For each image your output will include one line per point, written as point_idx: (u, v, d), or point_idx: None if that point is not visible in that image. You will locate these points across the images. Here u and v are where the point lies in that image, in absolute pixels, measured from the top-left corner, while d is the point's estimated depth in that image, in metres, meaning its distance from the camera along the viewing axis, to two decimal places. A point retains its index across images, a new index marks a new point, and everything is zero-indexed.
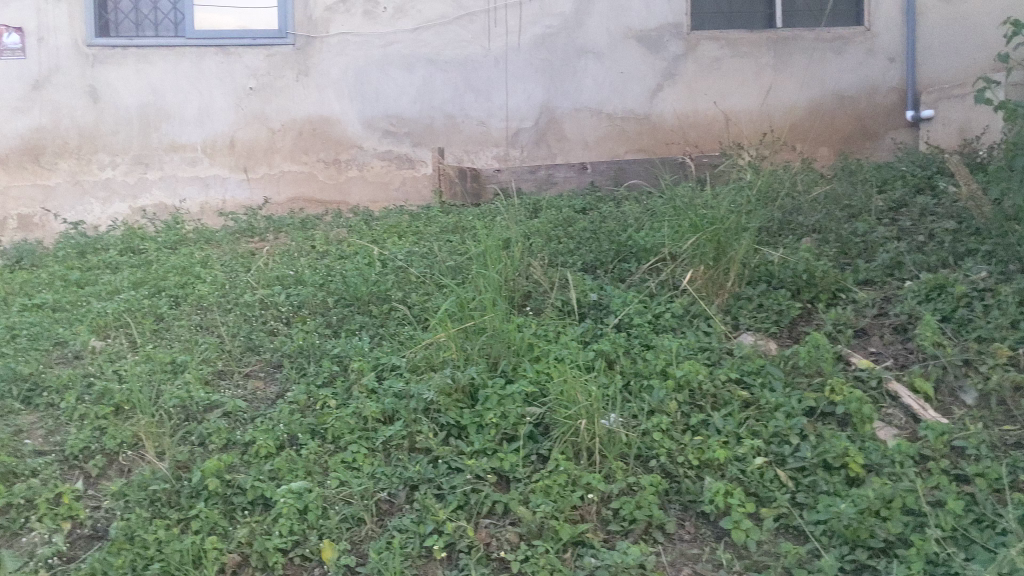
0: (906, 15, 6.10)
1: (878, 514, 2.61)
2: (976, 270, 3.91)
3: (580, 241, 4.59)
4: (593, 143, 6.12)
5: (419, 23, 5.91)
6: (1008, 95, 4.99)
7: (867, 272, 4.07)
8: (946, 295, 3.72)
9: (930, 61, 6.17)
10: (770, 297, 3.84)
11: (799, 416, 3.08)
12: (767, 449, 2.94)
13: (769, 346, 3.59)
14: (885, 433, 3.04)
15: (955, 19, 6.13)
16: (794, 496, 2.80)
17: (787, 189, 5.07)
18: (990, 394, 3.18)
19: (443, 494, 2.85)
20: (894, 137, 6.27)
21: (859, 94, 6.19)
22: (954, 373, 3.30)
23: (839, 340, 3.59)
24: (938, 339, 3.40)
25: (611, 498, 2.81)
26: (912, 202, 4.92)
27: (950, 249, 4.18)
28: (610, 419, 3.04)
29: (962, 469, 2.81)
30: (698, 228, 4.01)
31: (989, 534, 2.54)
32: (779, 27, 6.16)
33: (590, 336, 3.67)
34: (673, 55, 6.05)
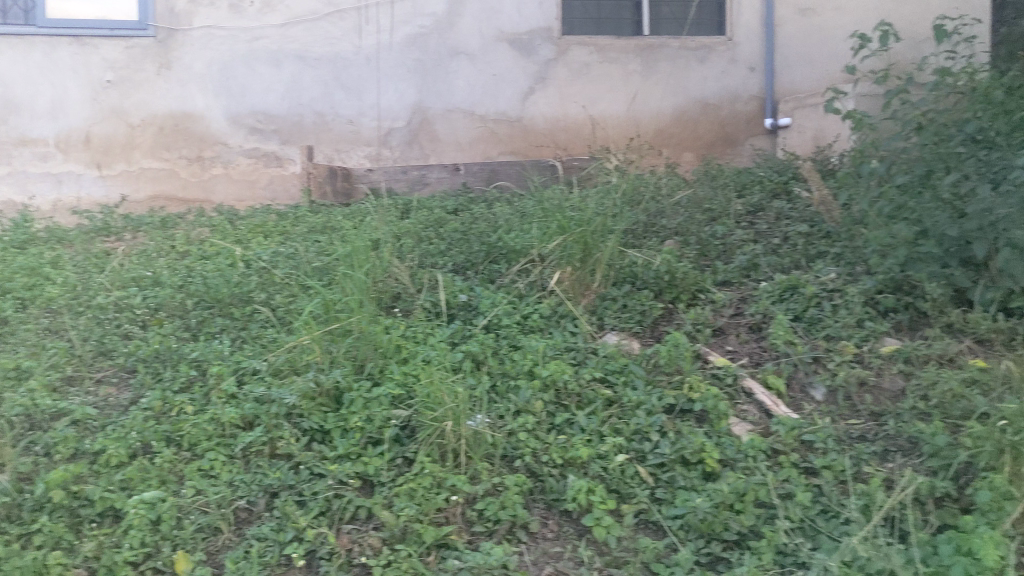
0: (764, 26, 6.35)
1: (732, 508, 2.71)
2: (826, 271, 4.10)
3: (450, 241, 4.59)
4: (466, 145, 6.11)
5: (288, 18, 5.78)
6: (859, 105, 5.20)
7: (725, 272, 4.23)
8: (798, 295, 3.90)
9: (787, 72, 6.43)
10: (634, 298, 3.93)
11: (659, 413, 3.15)
12: (628, 447, 3.00)
13: (632, 345, 3.69)
14: (740, 429, 3.15)
15: (810, 32, 6.41)
16: (653, 492, 2.86)
17: (652, 193, 5.20)
18: (837, 389, 3.34)
19: (305, 501, 2.79)
20: (754, 144, 6.50)
21: (722, 101, 6.39)
22: (804, 370, 3.46)
23: (698, 339, 3.70)
24: (790, 338, 3.57)
25: (475, 500, 2.80)
26: (769, 206, 5.12)
27: (803, 252, 4.38)
28: (476, 420, 3.02)
29: (810, 462, 2.93)
30: (564, 230, 4.07)
31: (835, 523, 2.65)
32: (646, 34, 6.30)
33: (458, 337, 3.66)
34: (544, 59, 6.11)
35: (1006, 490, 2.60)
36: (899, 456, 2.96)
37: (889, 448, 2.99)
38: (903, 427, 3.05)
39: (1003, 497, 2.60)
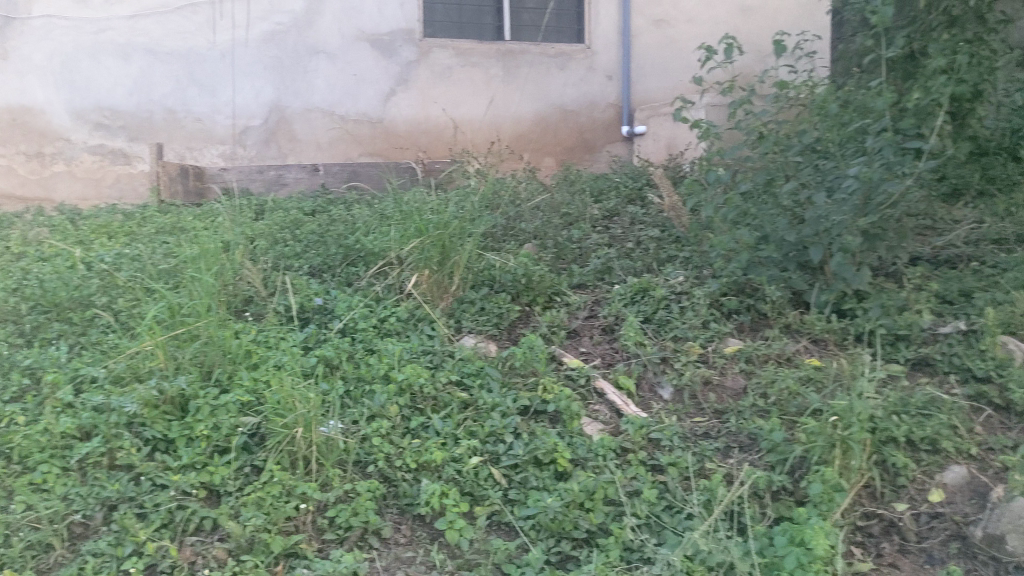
0: (622, 36, 6.50)
1: (582, 506, 2.77)
2: (675, 275, 4.25)
3: (306, 244, 4.50)
4: (325, 145, 6.01)
5: (136, 10, 5.54)
6: (708, 115, 5.43)
7: (580, 276, 4.32)
8: (648, 298, 4.01)
9: (642, 81, 6.62)
10: (490, 301, 3.96)
11: (514, 415, 3.18)
12: (482, 449, 3.01)
13: (489, 348, 3.68)
14: (591, 428, 3.21)
15: (665, 43, 6.60)
16: (506, 493, 2.88)
17: (511, 197, 5.25)
18: (683, 388, 3.46)
19: (146, 513, 2.67)
20: (610, 150, 6.67)
21: (581, 108, 6.52)
22: (653, 370, 3.57)
23: (553, 341, 3.76)
24: (640, 339, 3.67)
25: (326, 507, 2.76)
26: (624, 211, 5.26)
27: (655, 256, 4.53)
28: (329, 426, 2.97)
29: (657, 459, 3.02)
30: (421, 232, 4.02)
31: (679, 518, 2.75)
32: (507, 40, 6.38)
33: (313, 341, 3.58)
34: (405, 60, 6.07)
35: (836, 482, 2.75)
36: (739, 452, 3.09)
37: (730, 444, 3.12)
38: (743, 423, 3.19)
39: (833, 488, 2.75)
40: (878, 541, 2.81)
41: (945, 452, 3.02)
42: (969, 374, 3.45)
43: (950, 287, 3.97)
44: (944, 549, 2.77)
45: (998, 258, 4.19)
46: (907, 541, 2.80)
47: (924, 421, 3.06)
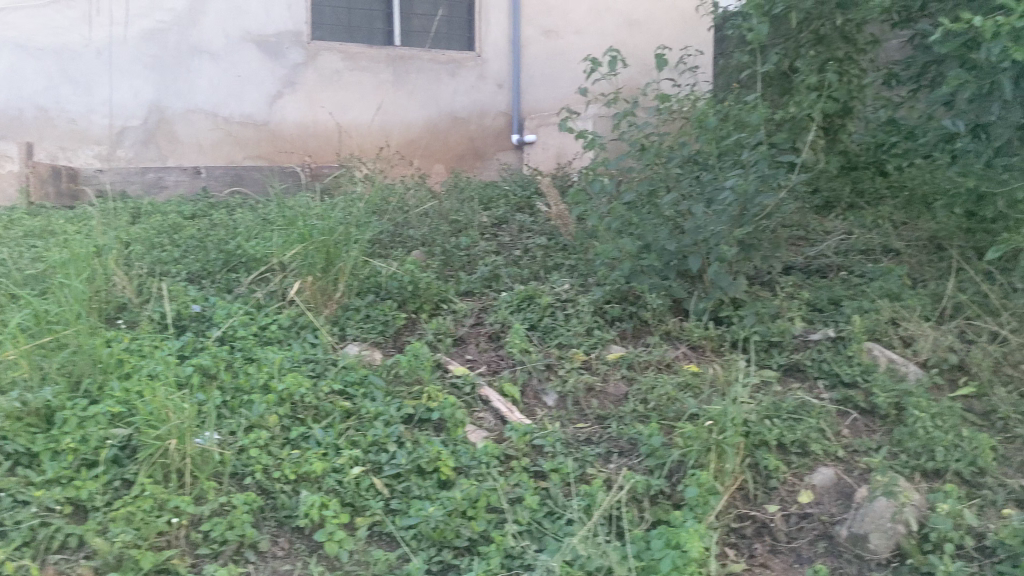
0: (512, 46, 6.54)
1: (464, 514, 2.76)
2: (561, 282, 4.29)
3: (185, 249, 4.37)
4: (207, 147, 5.86)
5: (3, 3, 5.25)
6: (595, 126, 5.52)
7: (467, 283, 4.33)
8: (534, 305, 4.05)
9: (532, 91, 6.66)
10: (376, 308, 3.92)
11: (397, 423, 3.15)
12: (364, 458, 2.98)
13: (373, 355, 3.64)
14: (475, 436, 3.20)
15: (554, 53, 6.65)
16: (387, 503, 2.86)
17: (398, 203, 5.22)
18: (567, 395, 3.49)
19: (5, 531, 2.54)
20: (500, 159, 6.70)
21: (471, 116, 6.53)
22: (537, 377, 3.59)
23: (439, 348, 3.75)
24: (525, 346, 3.69)
25: (201, 521, 2.69)
26: (512, 219, 5.29)
27: (542, 264, 4.57)
28: (204, 437, 2.88)
29: (539, 466, 3.05)
30: (306, 239, 3.96)
31: (559, 524, 2.77)
32: (397, 45, 6.32)
33: (189, 349, 3.47)
34: (292, 63, 5.97)
35: (711, 486, 2.83)
36: (619, 457, 3.14)
37: (611, 449, 3.17)
38: (624, 428, 3.24)
39: (708, 491, 2.82)
40: (751, 542, 2.90)
41: (813, 454, 3.15)
42: (837, 380, 3.60)
43: (820, 295, 4.14)
44: (812, 549, 2.87)
45: (865, 268, 4.39)
46: (777, 542, 2.90)
47: (795, 425, 3.21)
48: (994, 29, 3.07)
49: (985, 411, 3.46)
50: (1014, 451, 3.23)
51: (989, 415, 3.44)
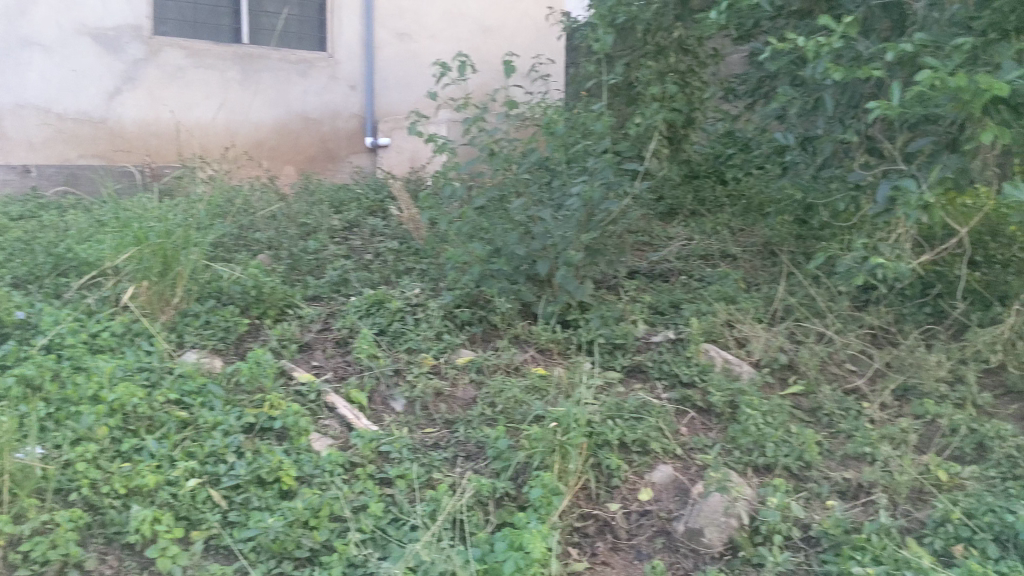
0: (365, 48, 6.40)
1: (306, 524, 2.70)
2: (411, 286, 4.26)
3: (10, 252, 4.11)
4: (39, 145, 5.51)
5: None
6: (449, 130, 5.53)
7: (315, 288, 4.25)
8: (383, 310, 4.00)
9: (387, 93, 6.57)
10: (217, 314, 3.80)
11: (237, 433, 3.05)
12: (201, 471, 2.87)
13: (213, 363, 3.52)
14: (320, 444, 3.13)
15: (407, 56, 6.54)
16: (225, 515, 2.77)
17: (243, 207, 5.07)
18: (415, 400, 3.47)
19: None
20: (354, 161, 6.61)
21: (323, 117, 6.41)
22: (385, 383, 3.56)
23: (283, 356, 3.65)
24: (373, 351, 3.64)
25: (21, 541, 2.53)
26: (363, 223, 5.23)
27: (392, 268, 4.53)
28: (24, 453, 2.70)
29: (384, 472, 3.01)
30: (141, 241, 3.75)
31: (403, 531, 2.74)
32: (245, 43, 6.13)
33: (11, 359, 3.26)
34: (133, 58, 5.68)
35: (554, 486, 2.86)
36: (466, 461, 3.14)
37: (458, 453, 3.17)
38: (471, 432, 3.25)
39: (552, 492, 2.86)
40: (593, 540, 2.95)
41: (654, 452, 3.25)
42: (677, 380, 3.72)
43: (662, 298, 4.28)
44: (651, 545, 2.95)
45: (705, 273, 4.56)
46: (619, 539, 2.97)
47: (636, 425, 3.30)
48: (817, 48, 3.24)
49: (812, 407, 3.65)
50: (838, 445, 3.42)
51: (815, 412, 3.63)
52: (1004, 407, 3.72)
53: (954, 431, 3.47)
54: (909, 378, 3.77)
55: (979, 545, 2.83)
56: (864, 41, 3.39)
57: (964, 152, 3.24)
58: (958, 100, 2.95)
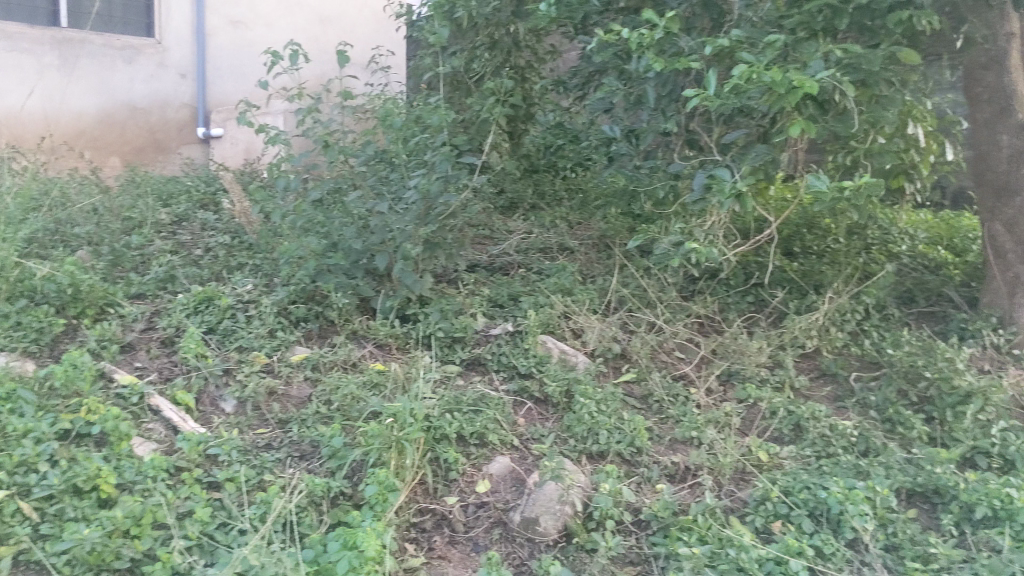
0: (196, 35, 6.03)
1: (127, 533, 2.57)
2: (242, 282, 4.11)
3: None
4: None
5: None
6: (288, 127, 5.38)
7: (139, 285, 4.05)
8: (213, 308, 3.84)
9: (220, 83, 6.21)
10: (29, 314, 3.55)
11: (50, 441, 2.85)
12: (10, 482, 2.66)
13: (25, 366, 3.31)
14: (143, 449, 2.99)
15: (242, 45, 6.20)
16: (37, 528, 2.60)
17: (59, 200, 4.77)
18: (246, 400, 3.36)
19: None
20: (185, 153, 6.24)
21: (152, 106, 6.02)
22: (214, 383, 3.44)
23: (103, 357, 3.47)
24: (201, 350, 3.48)
25: None
26: (193, 217, 5.02)
27: (223, 264, 4.38)
28: None
29: (213, 476, 2.91)
30: None
31: (232, 535, 2.66)
32: (63, 27, 5.70)
33: None
34: None
35: (390, 483, 2.82)
36: (298, 461, 3.08)
37: (291, 453, 3.10)
38: (305, 431, 3.18)
39: (387, 488, 2.82)
40: (430, 535, 2.95)
41: (491, 444, 3.27)
42: (515, 371, 3.76)
43: (501, 291, 4.31)
44: (488, 536, 2.97)
45: (543, 265, 4.62)
46: (456, 532, 2.98)
47: (474, 417, 3.31)
48: (641, 42, 3.34)
49: (643, 394, 3.77)
50: (666, 429, 3.56)
51: (646, 399, 3.75)
52: (818, 390, 3.96)
53: (772, 413, 3.67)
54: (732, 364, 3.95)
55: (795, 521, 3.00)
56: (685, 38, 3.53)
57: (772, 143, 3.48)
58: (770, 94, 3.14)
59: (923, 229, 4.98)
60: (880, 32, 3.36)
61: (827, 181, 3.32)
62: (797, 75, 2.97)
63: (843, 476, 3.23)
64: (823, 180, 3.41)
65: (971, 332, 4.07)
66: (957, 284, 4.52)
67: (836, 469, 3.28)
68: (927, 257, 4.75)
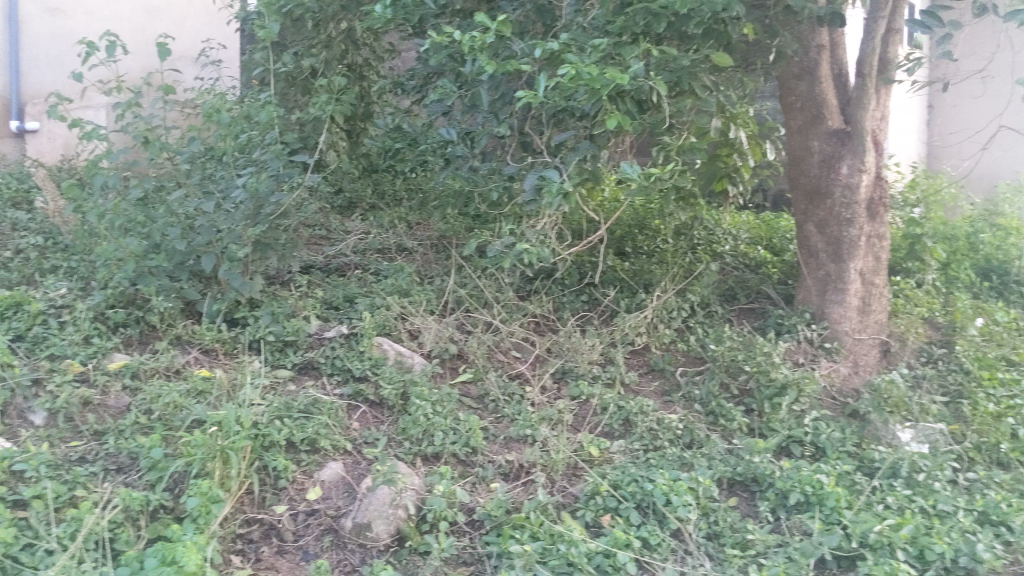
0: (7, 21, 5.53)
1: None
2: (56, 287, 3.86)
3: None
4: None
5: None
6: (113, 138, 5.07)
7: None
8: (22, 313, 3.58)
9: (35, 74, 5.68)
10: None
11: None
12: None
13: None
14: None
15: (59, 35, 5.67)
16: None
17: None
18: (57, 412, 3.17)
19: None
20: None
21: None
22: (23, 395, 3.22)
23: None
24: (7, 359, 3.25)
25: None
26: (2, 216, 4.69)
27: (36, 266, 4.12)
28: None
29: (19, 493, 2.71)
30: None
31: (37, 557, 2.50)
32: None
33: None
34: None
35: (213, 493, 2.71)
36: (116, 474, 2.94)
37: (107, 467, 2.95)
38: (123, 443, 3.02)
39: (210, 500, 2.70)
40: (257, 546, 2.87)
41: (323, 450, 3.21)
42: (349, 375, 3.70)
43: (335, 293, 4.23)
44: (318, 544, 2.92)
45: (380, 266, 4.57)
46: (284, 542, 2.91)
47: (305, 423, 3.23)
48: (474, 43, 3.36)
49: (479, 394, 3.79)
50: (501, 429, 3.59)
51: (482, 398, 3.77)
52: (647, 385, 4.10)
53: (603, 409, 3.77)
54: (566, 361, 4.03)
55: (624, 513, 3.08)
56: (516, 42, 3.56)
57: (597, 142, 3.56)
58: (592, 94, 3.19)
59: (745, 229, 5.21)
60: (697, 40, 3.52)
61: (638, 169, 3.47)
62: (615, 74, 3.06)
63: (668, 468, 3.37)
64: (636, 167, 3.46)
65: (787, 327, 4.32)
66: (775, 282, 4.79)
67: (662, 462, 3.42)
68: (748, 256, 4.98)
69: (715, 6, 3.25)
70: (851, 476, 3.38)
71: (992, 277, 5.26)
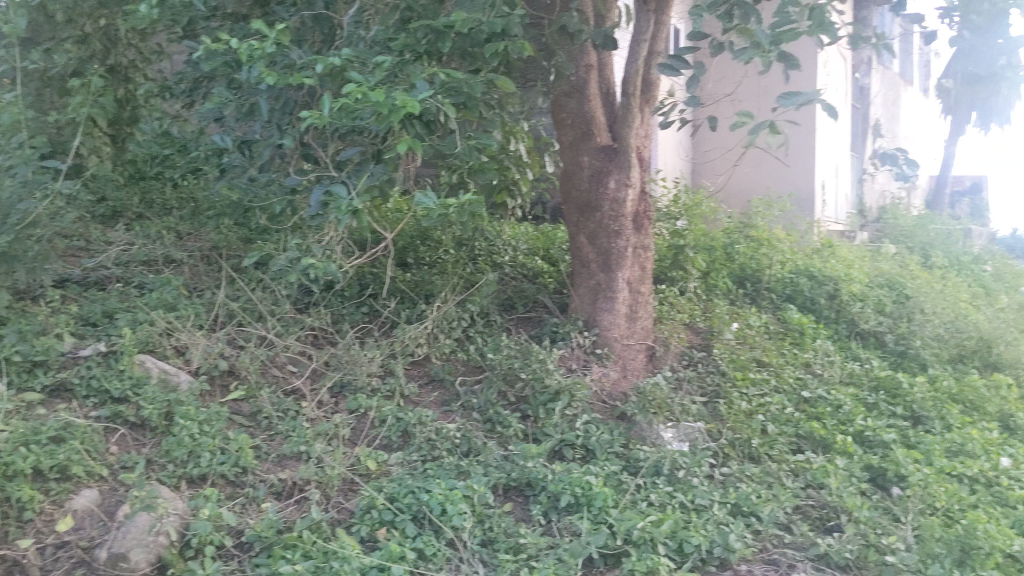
0: None
1: None
2: None
3: None
4: None
5: None
6: None
7: None
8: None
9: None
10: None
11: None
12: None
13: None
14: None
15: None
16: None
17: None
18: None
19: None
20: None
21: None
22: None
23: None
24: None
25: None
26: None
27: None
28: None
29: None
30: None
31: None
32: None
33: None
34: None
35: None
36: None
37: None
38: None
39: None
40: None
41: (75, 477, 2.98)
42: (107, 396, 3.45)
43: (93, 308, 3.94)
44: None
45: (146, 279, 4.33)
46: None
47: (54, 449, 2.98)
48: (251, 52, 3.27)
49: (252, 412, 3.67)
50: (275, 446, 3.49)
51: (255, 415, 3.66)
52: (426, 395, 4.10)
53: (382, 421, 3.75)
54: (344, 375, 3.98)
55: (399, 526, 3.07)
56: (295, 51, 3.45)
57: (387, 163, 3.49)
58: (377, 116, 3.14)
59: (523, 241, 5.35)
60: (480, 60, 3.56)
61: (435, 198, 3.46)
62: (404, 98, 3.01)
63: (445, 477, 3.39)
64: (432, 198, 3.44)
65: (561, 334, 4.47)
66: (551, 291, 4.94)
67: (439, 471, 3.44)
68: (526, 266, 5.13)
69: (496, 27, 3.40)
70: (618, 476, 3.55)
71: (746, 284, 5.68)
